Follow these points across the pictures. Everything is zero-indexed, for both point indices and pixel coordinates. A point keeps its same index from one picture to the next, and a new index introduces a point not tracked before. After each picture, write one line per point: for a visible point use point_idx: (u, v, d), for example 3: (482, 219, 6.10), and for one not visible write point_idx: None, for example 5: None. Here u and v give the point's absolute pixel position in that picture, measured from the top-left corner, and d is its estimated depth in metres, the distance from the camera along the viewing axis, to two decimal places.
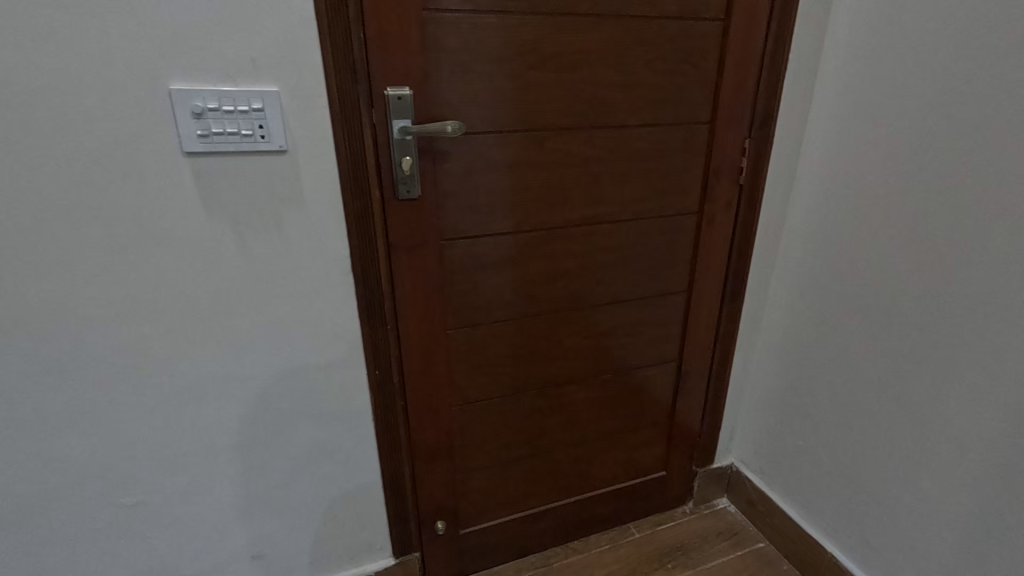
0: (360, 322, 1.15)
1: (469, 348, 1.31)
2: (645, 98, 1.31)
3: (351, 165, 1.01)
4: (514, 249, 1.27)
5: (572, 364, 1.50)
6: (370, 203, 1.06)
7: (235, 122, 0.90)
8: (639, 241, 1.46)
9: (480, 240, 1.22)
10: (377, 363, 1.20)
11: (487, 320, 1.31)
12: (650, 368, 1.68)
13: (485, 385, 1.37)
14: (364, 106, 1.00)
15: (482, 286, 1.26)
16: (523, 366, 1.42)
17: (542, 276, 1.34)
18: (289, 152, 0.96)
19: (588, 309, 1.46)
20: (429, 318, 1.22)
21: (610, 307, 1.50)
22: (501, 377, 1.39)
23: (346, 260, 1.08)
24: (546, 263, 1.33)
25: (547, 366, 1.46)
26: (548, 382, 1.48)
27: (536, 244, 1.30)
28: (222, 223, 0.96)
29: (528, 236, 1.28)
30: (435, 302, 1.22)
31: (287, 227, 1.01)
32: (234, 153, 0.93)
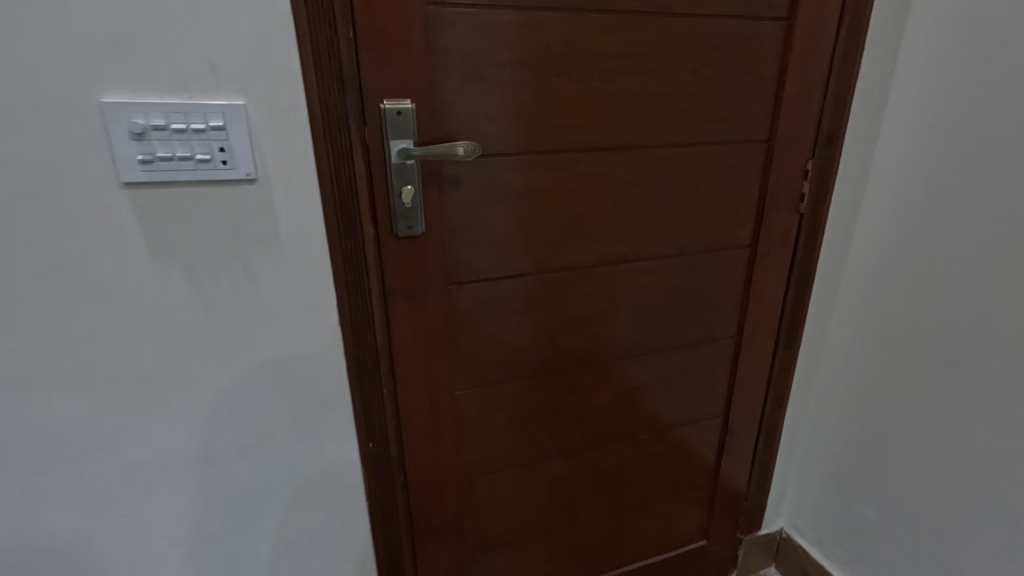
0: (350, 386, 0.94)
1: (483, 411, 1.10)
2: (695, 112, 1.10)
3: (339, 196, 0.81)
4: (537, 293, 1.06)
5: (603, 424, 1.28)
6: (362, 243, 0.86)
7: (187, 144, 0.71)
8: (683, 279, 1.25)
9: (498, 283, 1.01)
10: (371, 433, 0.99)
11: (504, 376, 1.09)
12: (693, 424, 1.44)
13: (501, 453, 1.15)
14: (354, 123, 0.80)
15: (498, 337, 1.05)
16: (546, 429, 1.20)
17: (571, 323, 1.13)
18: (259, 181, 0.76)
19: (624, 360, 1.24)
20: (435, 377, 1.02)
21: (648, 357, 1.28)
22: (520, 442, 1.17)
23: (333, 310, 0.88)
24: (576, 308, 1.12)
25: (575, 427, 1.24)
26: (575, 445, 1.26)
27: (564, 287, 1.09)
28: (175, 269, 0.77)
29: (554, 277, 1.07)
30: (441, 358, 1.01)
31: (258, 273, 0.81)
32: (188, 183, 0.73)
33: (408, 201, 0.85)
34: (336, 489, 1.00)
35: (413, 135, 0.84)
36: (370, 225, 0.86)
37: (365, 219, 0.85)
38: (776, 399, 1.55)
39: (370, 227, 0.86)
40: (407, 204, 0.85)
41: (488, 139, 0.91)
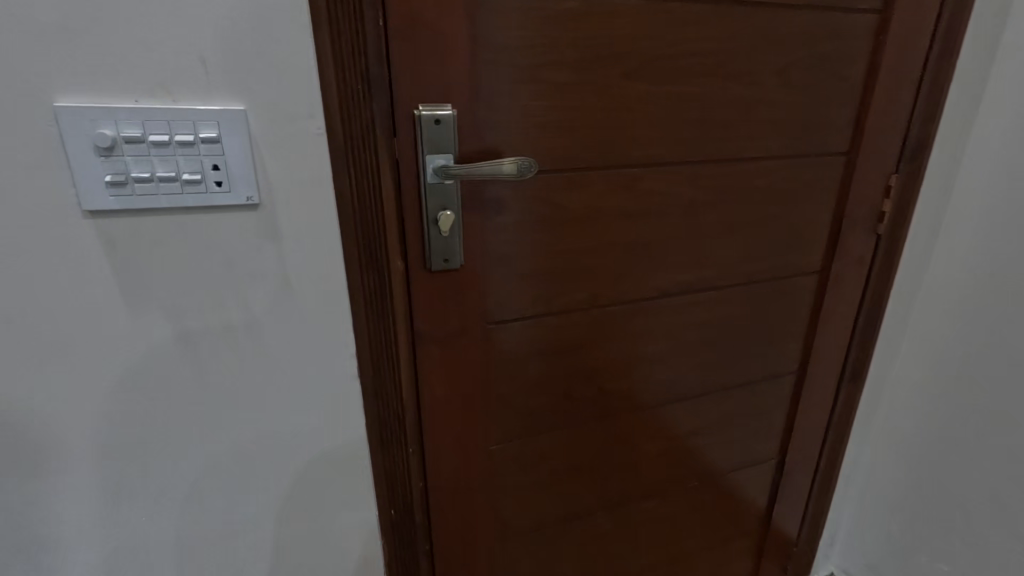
0: (370, 449, 0.78)
1: (521, 467, 0.93)
2: (773, 120, 0.93)
3: (362, 224, 0.66)
4: (588, 332, 0.90)
5: (652, 473, 1.12)
6: (388, 279, 0.70)
7: (171, 161, 0.55)
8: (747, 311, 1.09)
9: (545, 321, 0.85)
10: (393, 503, 0.83)
11: (546, 426, 0.93)
12: (747, 469, 1.28)
13: (540, 512, 0.99)
14: (383, 135, 0.64)
15: (541, 382, 0.89)
16: (590, 483, 1.03)
17: (620, 366, 0.97)
18: (263, 206, 0.61)
19: (676, 404, 1.08)
20: (468, 432, 0.86)
21: (705, 398, 1.12)
22: (560, 502, 1.01)
23: (351, 361, 0.72)
24: (629, 348, 0.96)
25: (622, 480, 1.08)
26: (622, 499, 1.10)
27: (618, 323, 0.93)
28: (156, 316, 0.61)
29: (608, 313, 0.91)
30: (477, 409, 0.85)
31: (260, 318, 0.66)
32: (173, 210, 0.57)
33: (445, 230, 0.70)
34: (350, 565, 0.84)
35: (453, 149, 0.68)
36: (398, 258, 0.70)
37: (392, 252, 0.69)
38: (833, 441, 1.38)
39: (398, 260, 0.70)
40: (443, 232, 0.70)
41: (540, 154, 0.75)
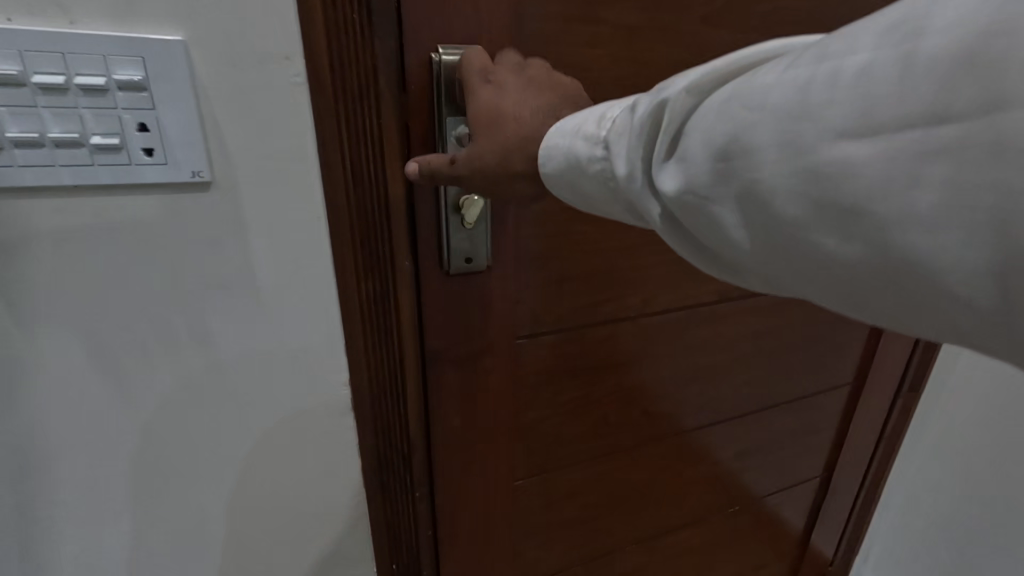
0: (366, 498, 0.60)
1: (548, 505, 0.77)
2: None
3: (359, 213, 0.48)
4: (638, 345, 0.72)
5: (691, 502, 0.96)
6: (393, 283, 0.52)
7: (72, 117, 0.37)
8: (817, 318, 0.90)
9: (587, 333, 0.67)
10: (395, 561, 0.66)
11: (581, 458, 0.76)
12: (795, 492, 1.10)
13: (566, 554, 0.83)
14: (389, 89, 0.45)
15: (578, 407, 0.72)
16: (624, 516, 0.87)
17: (669, 386, 0.79)
18: (217, 185, 0.43)
19: (727, 425, 0.91)
20: (488, 468, 0.69)
21: (759, 418, 0.94)
22: (590, 539, 0.85)
23: (344, 391, 0.55)
24: (680, 364, 0.78)
25: (658, 510, 0.92)
26: (657, 530, 0.94)
27: (674, 333, 0.74)
28: (69, 342, 0.43)
29: (662, 322, 0.72)
30: (499, 441, 0.68)
31: (216, 338, 0.48)
32: (82, 190, 0.39)
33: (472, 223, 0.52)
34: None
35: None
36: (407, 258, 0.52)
37: (399, 250, 0.52)
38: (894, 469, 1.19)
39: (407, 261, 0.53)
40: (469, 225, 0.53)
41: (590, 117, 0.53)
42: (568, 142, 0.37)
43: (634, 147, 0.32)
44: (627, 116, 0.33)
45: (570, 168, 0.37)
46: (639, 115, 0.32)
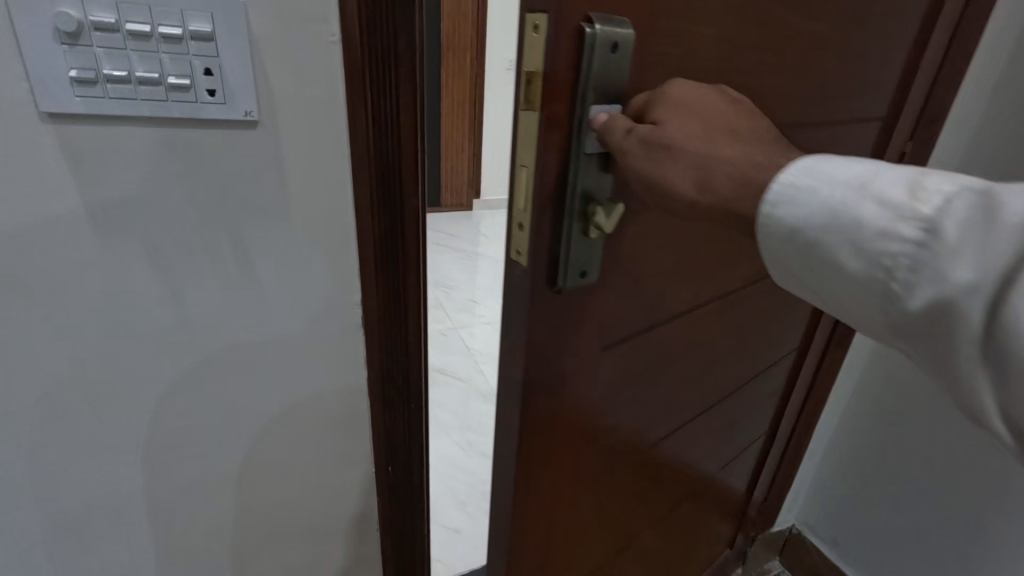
0: (371, 406, 0.70)
1: (587, 512, 0.69)
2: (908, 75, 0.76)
3: (376, 158, 0.55)
4: (682, 338, 0.68)
5: (686, 481, 0.90)
6: (403, 220, 0.59)
7: (153, 59, 0.45)
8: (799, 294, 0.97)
9: (652, 332, 0.63)
10: (391, 464, 0.73)
11: (625, 458, 0.70)
12: (761, 452, 1.11)
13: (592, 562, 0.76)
14: (538, 61, 0.40)
15: (633, 405, 0.66)
16: (642, 510, 0.82)
17: (694, 374, 0.75)
18: (261, 124, 0.51)
19: (726, 399, 0.88)
20: (560, 477, 0.61)
21: (749, 387, 0.93)
22: (617, 531, 0.78)
23: (357, 310, 0.63)
24: (707, 351, 0.75)
25: (667, 496, 0.86)
26: (663, 515, 0.89)
27: (707, 322, 0.72)
28: (133, 251, 0.52)
29: (702, 312, 0.69)
30: (573, 448, 0.61)
31: (255, 257, 0.57)
32: (156, 122, 0.48)
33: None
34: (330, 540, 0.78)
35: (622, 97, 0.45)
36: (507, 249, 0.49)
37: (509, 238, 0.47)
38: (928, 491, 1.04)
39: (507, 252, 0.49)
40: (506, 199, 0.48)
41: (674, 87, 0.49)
42: (853, 206, 0.36)
43: (977, 260, 0.32)
44: (975, 211, 0.33)
45: (853, 245, 0.36)
46: (1004, 225, 0.31)
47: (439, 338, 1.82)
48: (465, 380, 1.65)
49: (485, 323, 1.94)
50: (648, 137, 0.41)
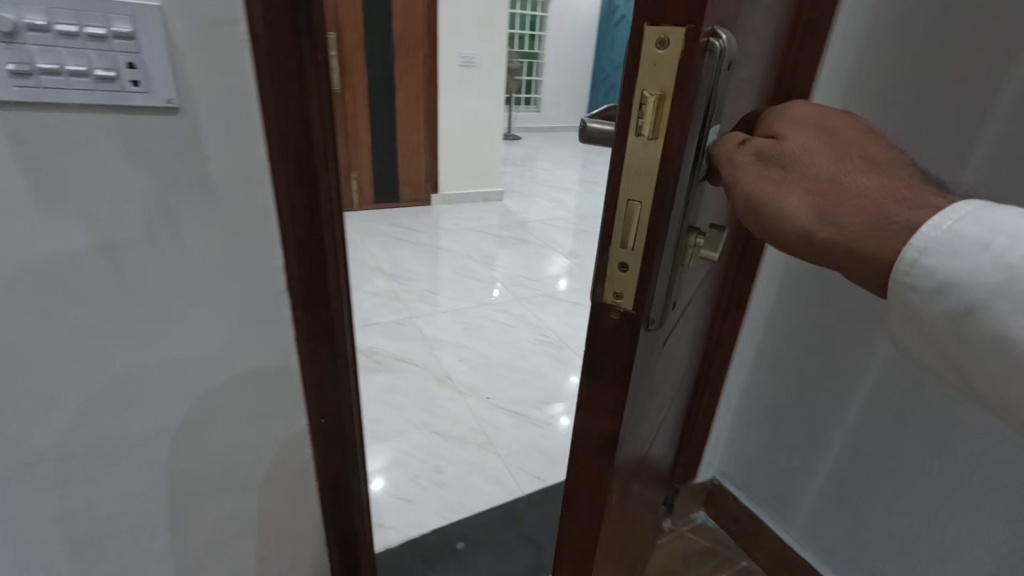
0: (300, 361, 0.77)
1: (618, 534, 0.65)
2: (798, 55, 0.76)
3: (289, 138, 0.65)
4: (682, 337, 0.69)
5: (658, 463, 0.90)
6: (318, 191, 0.69)
7: (82, 55, 0.54)
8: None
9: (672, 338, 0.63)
10: (323, 415, 0.82)
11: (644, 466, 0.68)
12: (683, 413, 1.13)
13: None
14: (664, 83, 0.37)
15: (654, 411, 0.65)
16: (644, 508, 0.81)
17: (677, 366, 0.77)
18: (182, 111, 0.60)
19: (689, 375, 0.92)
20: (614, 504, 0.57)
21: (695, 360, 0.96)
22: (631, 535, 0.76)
23: (280, 273, 0.72)
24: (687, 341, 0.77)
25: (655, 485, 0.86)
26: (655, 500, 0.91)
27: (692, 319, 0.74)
28: (72, 224, 0.59)
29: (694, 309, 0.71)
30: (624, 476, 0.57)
31: (184, 226, 0.65)
32: (87, 109, 0.56)
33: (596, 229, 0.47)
34: (280, 489, 0.85)
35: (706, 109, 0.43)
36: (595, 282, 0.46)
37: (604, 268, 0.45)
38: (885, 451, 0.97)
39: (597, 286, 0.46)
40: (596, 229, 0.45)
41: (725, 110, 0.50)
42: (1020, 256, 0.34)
43: None
44: None
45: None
46: None
47: (397, 326, 1.90)
48: (422, 364, 1.73)
49: (443, 311, 2.02)
50: (762, 173, 0.41)
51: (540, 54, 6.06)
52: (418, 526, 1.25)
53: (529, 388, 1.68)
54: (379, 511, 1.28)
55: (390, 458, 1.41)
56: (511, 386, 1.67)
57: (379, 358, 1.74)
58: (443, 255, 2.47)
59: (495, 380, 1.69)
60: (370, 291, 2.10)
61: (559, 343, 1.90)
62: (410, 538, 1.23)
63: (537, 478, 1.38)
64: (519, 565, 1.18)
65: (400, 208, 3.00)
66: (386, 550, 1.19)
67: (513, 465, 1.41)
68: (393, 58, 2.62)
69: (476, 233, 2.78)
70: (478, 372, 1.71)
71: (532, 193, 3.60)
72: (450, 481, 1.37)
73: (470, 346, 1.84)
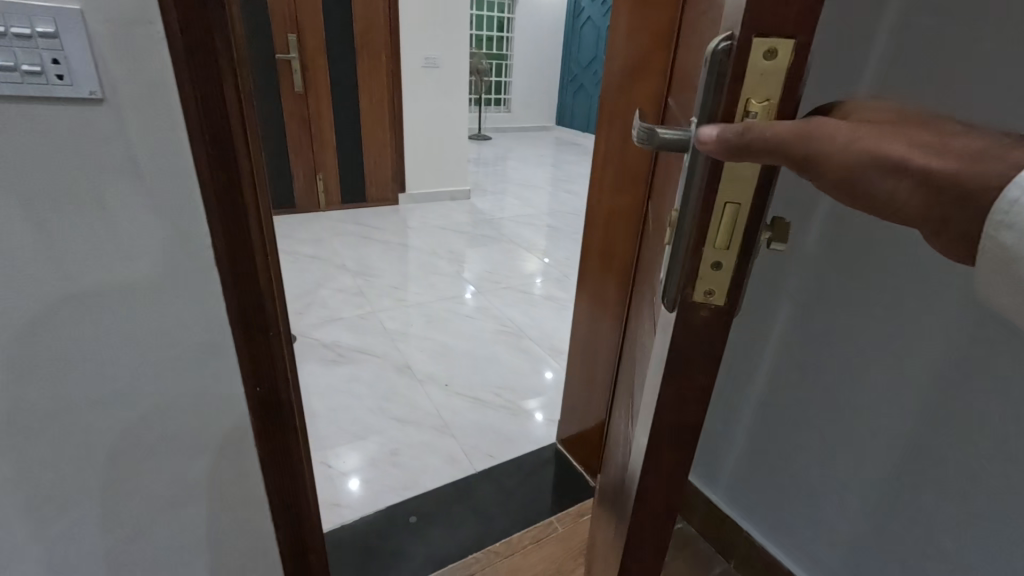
0: (231, 332, 0.82)
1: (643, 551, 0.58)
2: (687, 45, 0.84)
3: (207, 125, 0.70)
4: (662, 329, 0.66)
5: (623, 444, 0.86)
6: (239, 174, 0.74)
7: (8, 52, 0.60)
8: (629, 241, 1.14)
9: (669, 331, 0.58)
10: (258, 385, 0.87)
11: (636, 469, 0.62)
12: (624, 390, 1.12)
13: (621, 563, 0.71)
14: (771, 92, 0.35)
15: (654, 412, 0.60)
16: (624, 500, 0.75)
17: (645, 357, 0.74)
18: (105, 101, 0.66)
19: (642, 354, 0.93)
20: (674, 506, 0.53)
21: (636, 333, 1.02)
22: None
23: (207, 249, 0.77)
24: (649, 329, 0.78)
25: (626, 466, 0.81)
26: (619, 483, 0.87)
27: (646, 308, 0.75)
28: (9, 204, 0.65)
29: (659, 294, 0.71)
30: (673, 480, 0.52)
31: (111, 204, 0.70)
32: (15, 99, 0.62)
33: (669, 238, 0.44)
34: (222, 457, 0.89)
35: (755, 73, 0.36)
36: (671, 293, 0.45)
37: (687, 280, 0.42)
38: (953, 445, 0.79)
39: (674, 296, 0.44)
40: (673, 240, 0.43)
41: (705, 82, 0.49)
42: None
43: None
44: None
45: None
46: None
47: (360, 320, 1.97)
48: (382, 355, 1.80)
49: (405, 305, 2.10)
50: (860, 134, 0.35)
51: (513, 58, 6.21)
52: (373, 503, 1.31)
53: (488, 374, 1.76)
54: (335, 491, 1.33)
55: (348, 442, 1.47)
56: (468, 373, 1.75)
57: (341, 350, 1.80)
58: (409, 253, 2.57)
59: (454, 368, 1.77)
60: (335, 288, 2.18)
61: (516, 333, 1.99)
62: (366, 514, 1.28)
63: (487, 456, 1.45)
64: (468, 536, 1.23)
65: (368, 207, 3.22)
66: (339, 528, 1.24)
67: (467, 445, 1.48)
68: (359, 69, 2.88)
69: (442, 232, 2.89)
70: (439, 362, 1.78)
71: (501, 193, 3.70)
72: (405, 461, 1.42)
73: (433, 336, 1.92)
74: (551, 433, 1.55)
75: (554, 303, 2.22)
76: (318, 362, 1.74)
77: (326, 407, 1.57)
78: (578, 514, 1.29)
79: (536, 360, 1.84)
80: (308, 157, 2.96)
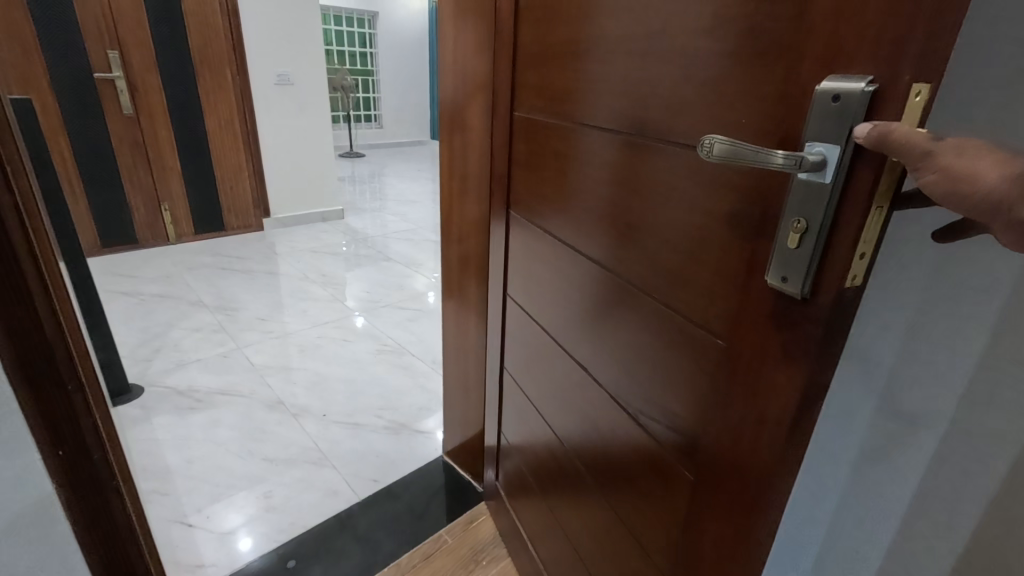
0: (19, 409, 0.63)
1: (721, 536, 0.50)
2: (529, 29, 0.77)
3: None
4: (639, 327, 0.58)
5: (593, 458, 0.72)
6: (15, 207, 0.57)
7: None
8: (479, 246, 1.16)
9: (700, 327, 0.49)
10: None
11: (696, 470, 0.52)
12: (518, 410, 1.00)
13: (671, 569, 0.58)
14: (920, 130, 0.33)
15: (704, 414, 0.50)
16: (642, 513, 0.62)
17: (603, 358, 0.66)
18: None
19: (543, 359, 0.85)
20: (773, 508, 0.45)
21: (515, 340, 0.97)
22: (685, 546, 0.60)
23: None
24: (580, 327, 0.71)
25: (621, 485, 0.66)
26: (601, 502, 0.71)
27: (585, 300, 0.69)
28: None
29: (598, 283, 0.65)
30: (766, 474, 0.44)
31: None
32: None
33: (798, 243, 0.38)
34: None
35: (837, 114, 0.35)
36: (802, 288, 0.38)
37: (833, 277, 0.37)
38: (870, 530, 0.54)
39: (802, 294, 0.39)
40: (807, 245, 0.37)
41: (693, 82, 0.47)
42: None
43: None
44: None
45: None
46: None
47: (220, 359, 1.81)
48: (249, 394, 1.66)
49: (272, 338, 1.97)
50: (952, 157, 0.30)
51: (379, 74, 6.15)
52: (243, 556, 1.16)
53: (365, 398, 1.69)
54: (196, 549, 1.17)
55: (212, 494, 1.31)
56: (347, 399, 1.68)
57: (199, 395, 1.64)
58: (278, 281, 2.43)
59: (330, 397, 1.68)
60: (188, 329, 1.98)
61: (396, 350, 1.96)
62: (235, 569, 1.13)
63: (373, 481, 1.38)
64: (353, 566, 1.15)
65: (226, 236, 3.01)
66: None
67: (349, 474, 1.40)
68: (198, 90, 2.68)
69: (316, 256, 2.77)
70: (312, 392, 1.69)
71: (378, 210, 3.65)
72: (279, 503, 1.30)
73: (303, 367, 1.82)
74: (438, 445, 1.52)
75: (430, 314, 2.22)
76: (171, 412, 1.56)
77: (183, 460, 1.40)
78: (468, 523, 1.27)
79: (418, 375, 1.82)
80: (148, 188, 2.68)
